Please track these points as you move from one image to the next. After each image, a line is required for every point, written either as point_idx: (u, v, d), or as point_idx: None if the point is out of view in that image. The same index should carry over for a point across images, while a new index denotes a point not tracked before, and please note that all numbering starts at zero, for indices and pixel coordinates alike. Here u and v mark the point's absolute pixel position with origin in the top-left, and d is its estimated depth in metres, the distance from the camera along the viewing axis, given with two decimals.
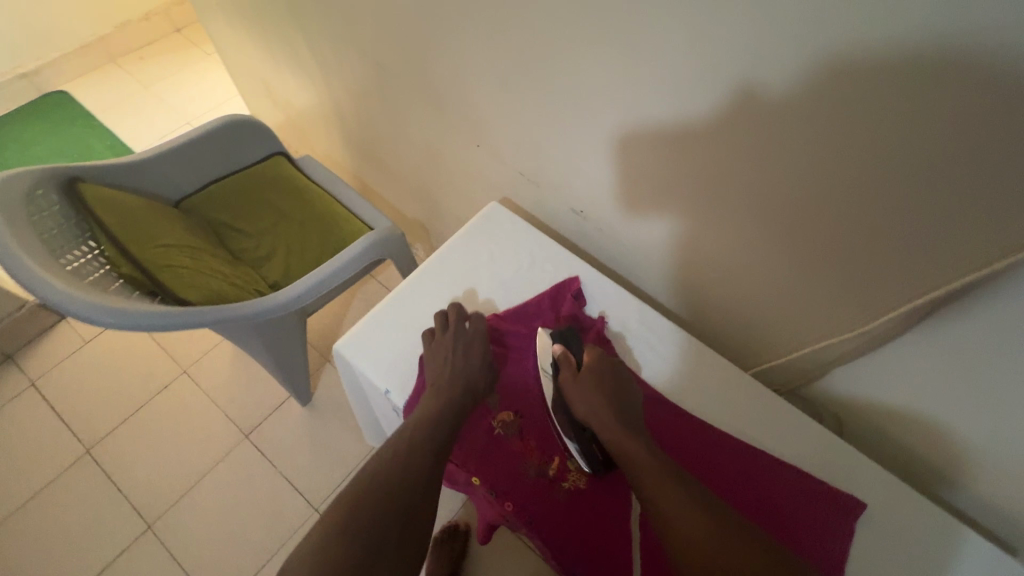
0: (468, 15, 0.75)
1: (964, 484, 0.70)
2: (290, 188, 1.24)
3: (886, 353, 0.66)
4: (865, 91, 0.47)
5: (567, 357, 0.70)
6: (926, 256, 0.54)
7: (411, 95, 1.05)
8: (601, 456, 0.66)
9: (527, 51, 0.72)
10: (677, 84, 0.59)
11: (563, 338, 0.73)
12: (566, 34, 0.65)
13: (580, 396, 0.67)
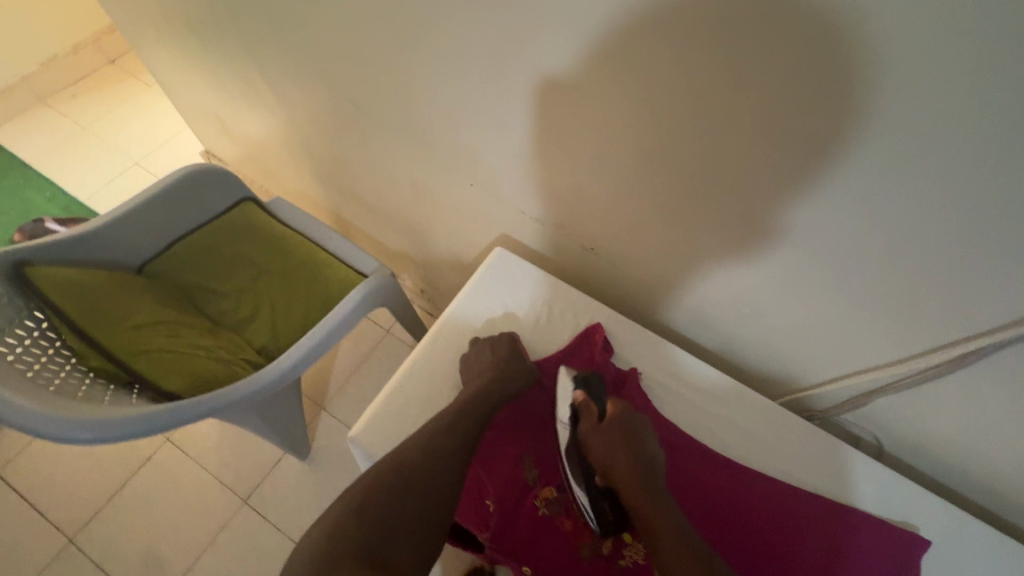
0: (472, 52, 0.70)
1: (1005, 492, 0.71)
2: (266, 238, 1.14)
3: (935, 386, 0.67)
4: (942, 131, 0.46)
5: (590, 406, 0.69)
6: (991, 295, 0.54)
7: (397, 131, 0.98)
8: (612, 518, 0.63)
9: (542, 87, 0.67)
10: (723, 121, 0.57)
11: (585, 383, 0.71)
12: (591, 72, 0.61)
13: (600, 450, 0.65)
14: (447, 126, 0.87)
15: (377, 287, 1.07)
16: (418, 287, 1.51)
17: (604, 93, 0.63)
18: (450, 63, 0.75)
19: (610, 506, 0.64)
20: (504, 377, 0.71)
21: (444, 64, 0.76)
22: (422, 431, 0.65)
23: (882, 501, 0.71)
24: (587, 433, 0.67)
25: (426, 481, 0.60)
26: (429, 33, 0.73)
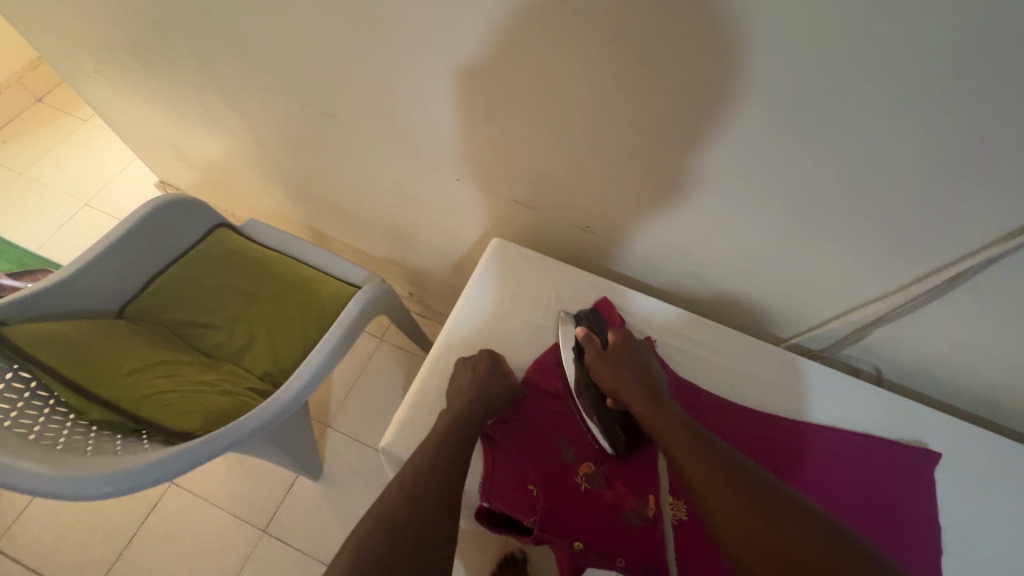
0: (447, 46, 0.70)
1: (994, 394, 0.78)
2: (247, 264, 1.11)
3: (927, 309, 0.72)
4: (915, 73, 0.49)
5: (592, 337, 0.77)
6: (974, 217, 0.59)
7: (371, 136, 0.96)
8: (624, 438, 0.70)
9: (523, 75, 0.68)
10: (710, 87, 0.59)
11: (587, 320, 0.79)
12: (572, 53, 0.62)
13: (606, 372, 0.72)
14: (425, 123, 0.86)
15: (374, 296, 1.07)
16: (406, 289, 1.49)
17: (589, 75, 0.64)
18: (424, 60, 0.74)
19: (621, 427, 0.71)
20: (491, 383, 0.71)
21: (419, 61, 0.75)
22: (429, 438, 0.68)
23: (891, 424, 0.76)
24: (595, 361, 0.74)
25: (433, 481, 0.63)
26: (397, 30, 0.72)
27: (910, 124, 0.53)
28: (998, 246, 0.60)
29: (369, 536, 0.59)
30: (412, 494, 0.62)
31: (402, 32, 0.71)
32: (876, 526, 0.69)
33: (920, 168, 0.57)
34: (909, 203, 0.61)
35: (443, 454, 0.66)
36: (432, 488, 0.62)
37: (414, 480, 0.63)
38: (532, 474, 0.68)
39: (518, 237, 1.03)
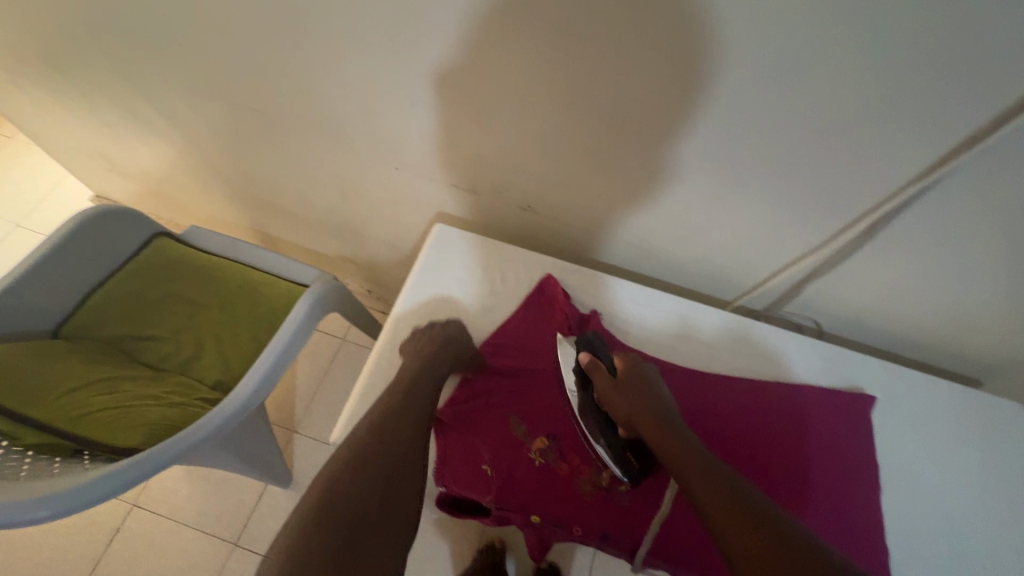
0: (365, 32, 0.68)
1: (923, 340, 0.82)
2: (188, 272, 1.07)
3: (851, 262, 0.74)
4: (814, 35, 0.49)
5: (598, 364, 0.70)
6: (884, 172, 0.61)
7: (304, 130, 0.94)
8: (638, 467, 0.66)
9: (445, 57, 0.67)
10: (623, 62, 0.59)
11: (590, 346, 0.73)
12: (488, 32, 0.61)
13: (616, 401, 0.67)
14: (355, 112, 0.84)
15: (324, 294, 1.05)
16: (364, 287, 1.47)
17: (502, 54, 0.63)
18: (342, 47, 0.72)
19: (634, 453, 0.67)
20: (459, 340, 0.75)
21: (337, 49, 0.73)
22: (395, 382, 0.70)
23: (829, 378, 0.79)
24: (603, 389, 0.68)
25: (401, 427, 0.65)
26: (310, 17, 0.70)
27: (807, 86, 0.54)
28: (911, 186, 0.61)
29: (344, 467, 0.59)
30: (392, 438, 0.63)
31: (316, 19, 0.69)
32: (825, 468, 0.72)
33: (825, 126, 0.58)
34: (822, 160, 0.62)
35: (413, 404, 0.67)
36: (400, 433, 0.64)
37: (392, 427, 0.64)
38: (485, 456, 0.68)
39: (466, 224, 1.02)
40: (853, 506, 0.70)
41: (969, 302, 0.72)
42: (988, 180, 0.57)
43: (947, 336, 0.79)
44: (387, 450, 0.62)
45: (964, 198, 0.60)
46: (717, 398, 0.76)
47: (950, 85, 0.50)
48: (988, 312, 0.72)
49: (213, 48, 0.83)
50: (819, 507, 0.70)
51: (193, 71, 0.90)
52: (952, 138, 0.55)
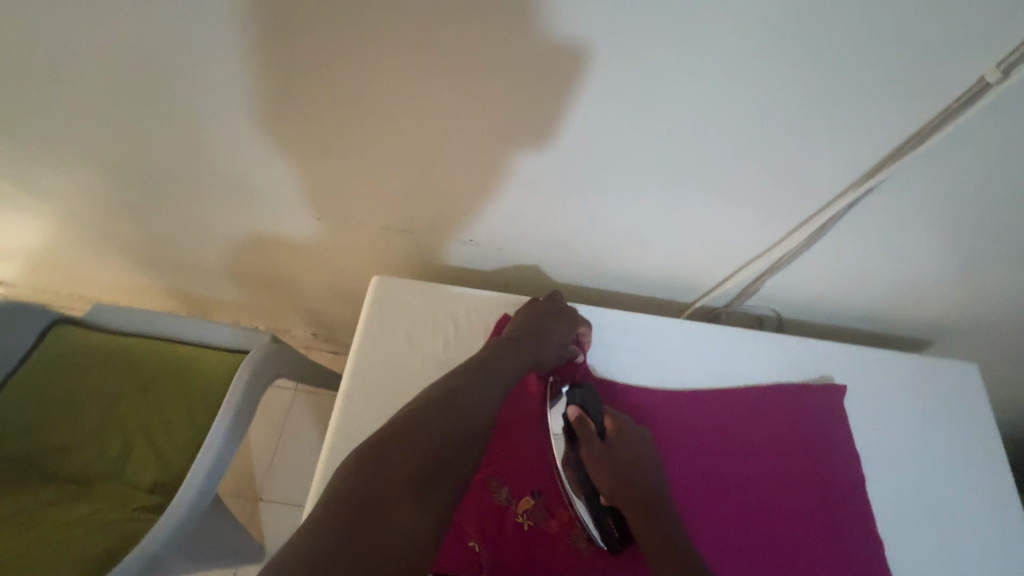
0: (267, 73, 0.62)
1: (870, 309, 0.85)
2: (100, 362, 0.94)
3: (804, 257, 0.76)
4: (735, 25, 0.50)
5: (588, 425, 0.67)
6: (820, 154, 0.62)
7: (213, 180, 0.82)
8: (619, 534, 0.64)
9: (360, 90, 0.62)
10: (553, 74, 0.56)
11: (581, 400, 0.69)
12: (403, 57, 0.57)
13: (603, 471, 0.65)
14: (274, 154, 0.74)
15: (261, 360, 0.92)
16: (309, 331, 1.35)
17: (457, 77, 0.58)
18: (257, 83, 0.63)
19: (616, 522, 0.64)
20: (557, 334, 0.73)
21: (249, 87, 0.64)
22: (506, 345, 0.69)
23: (798, 367, 0.80)
24: (591, 456, 0.66)
25: (484, 391, 0.61)
26: (215, 51, 0.59)
27: (776, 80, 0.54)
28: (859, 187, 0.64)
29: (410, 412, 0.56)
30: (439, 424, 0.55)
31: (223, 51, 0.59)
32: (813, 469, 0.72)
33: (790, 120, 0.58)
34: (787, 153, 0.62)
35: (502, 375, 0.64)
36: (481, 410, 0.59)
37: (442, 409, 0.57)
38: (470, 530, 0.63)
39: (409, 258, 0.94)
40: (844, 504, 0.70)
41: (905, 267, 0.76)
42: (939, 166, 0.61)
43: (889, 301, 0.83)
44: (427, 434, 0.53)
45: (915, 185, 0.63)
46: (702, 412, 0.75)
47: (866, 60, 0.52)
48: (933, 281, 0.78)
49: (88, 101, 0.69)
50: (804, 515, 0.69)
51: (70, 131, 0.76)
52: (875, 113, 0.57)
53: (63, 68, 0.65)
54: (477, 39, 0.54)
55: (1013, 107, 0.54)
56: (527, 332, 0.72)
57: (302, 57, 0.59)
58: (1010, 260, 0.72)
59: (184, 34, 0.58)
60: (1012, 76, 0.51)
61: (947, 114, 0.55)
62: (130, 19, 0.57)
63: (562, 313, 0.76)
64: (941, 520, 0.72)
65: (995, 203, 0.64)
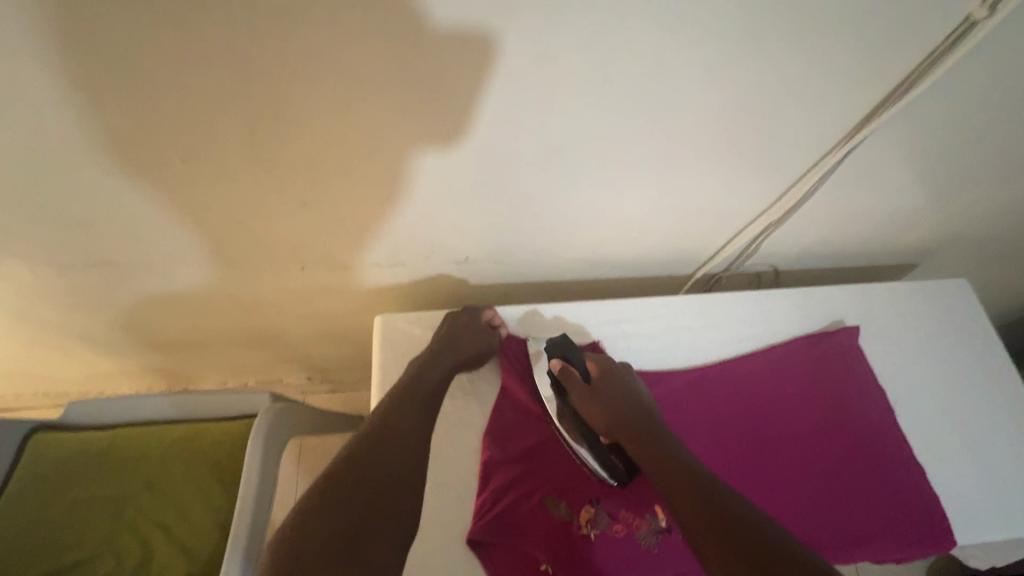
0: (247, 126, 0.58)
1: (856, 245, 0.90)
2: (91, 468, 0.87)
3: (798, 211, 0.80)
4: None
5: (572, 372, 0.70)
6: (807, 107, 0.64)
7: (192, 244, 0.76)
8: (625, 468, 0.66)
9: (350, 127, 0.59)
10: (558, 76, 0.56)
11: (561, 350, 0.72)
12: (399, 86, 0.55)
13: (595, 408, 0.66)
14: (261, 205, 0.70)
15: (271, 424, 0.87)
16: (303, 376, 1.29)
17: (471, 94, 0.57)
18: (231, 138, 0.59)
19: (618, 455, 0.66)
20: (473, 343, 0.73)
21: (223, 143, 0.60)
22: (425, 362, 0.69)
23: (813, 315, 0.82)
24: (580, 397, 0.68)
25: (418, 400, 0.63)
26: (201, 107, 0.55)
27: (768, 45, 0.56)
28: (852, 138, 0.68)
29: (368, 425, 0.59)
30: (395, 430, 0.58)
31: (210, 106, 0.55)
32: (847, 412, 0.74)
33: (788, 75, 0.60)
34: (784, 110, 0.64)
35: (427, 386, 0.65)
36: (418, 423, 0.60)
37: (387, 419, 0.59)
38: (540, 554, 0.62)
39: (407, 284, 0.91)
40: (882, 443, 0.73)
41: (885, 201, 0.81)
42: (925, 103, 0.65)
43: (872, 234, 0.88)
44: (389, 442, 0.56)
45: (902, 125, 0.67)
46: (733, 379, 0.76)
47: (849, 11, 0.54)
48: (917, 208, 0.83)
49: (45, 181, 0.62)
50: (846, 456, 0.72)
51: (27, 220, 0.69)
52: (862, 59, 0.59)
53: (16, 153, 0.58)
54: (493, 52, 0.53)
55: (991, 40, 0.58)
56: (439, 340, 0.72)
57: (304, 102, 0.56)
58: (986, 178, 0.78)
59: (166, 94, 0.54)
60: (997, 12, 0.54)
61: (935, 57, 0.59)
62: (100, 86, 0.52)
63: (460, 311, 0.76)
64: (973, 434, 0.76)
65: (972, 128, 0.69)
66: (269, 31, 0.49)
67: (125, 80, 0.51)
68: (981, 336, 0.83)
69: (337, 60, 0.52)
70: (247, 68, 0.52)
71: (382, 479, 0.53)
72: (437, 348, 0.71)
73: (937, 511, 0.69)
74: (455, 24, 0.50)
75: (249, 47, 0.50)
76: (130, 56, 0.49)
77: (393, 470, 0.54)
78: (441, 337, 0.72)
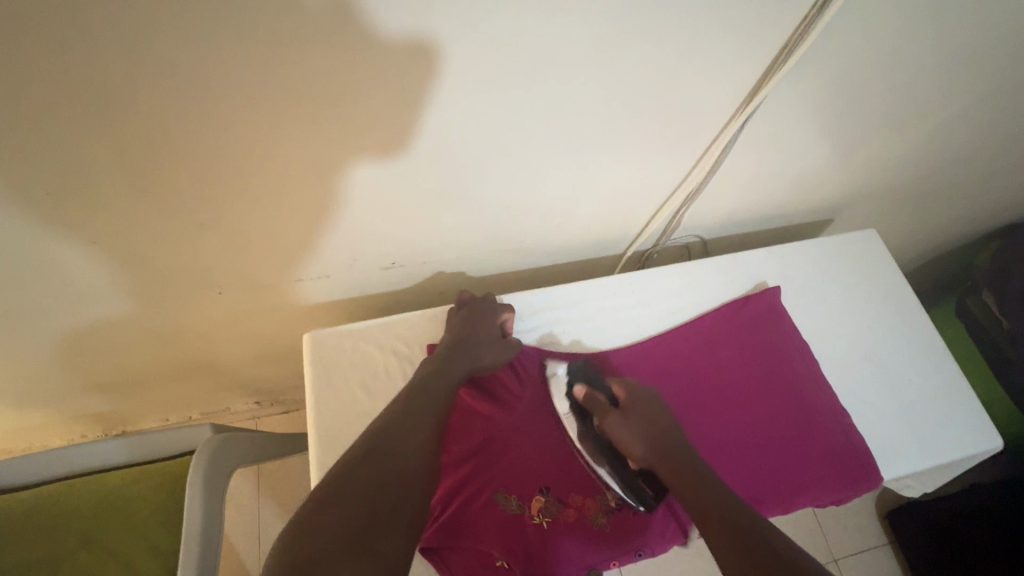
0: (124, 151, 0.54)
1: (771, 207, 0.95)
2: (21, 530, 0.80)
3: (713, 180, 0.83)
4: None
5: (599, 399, 0.70)
6: (704, 83, 0.65)
7: (95, 283, 0.71)
8: (651, 490, 0.68)
9: (239, 142, 0.56)
10: (450, 72, 0.55)
11: (584, 377, 0.72)
12: (283, 93, 0.52)
13: (627, 437, 0.66)
14: (158, 232, 0.65)
15: (213, 455, 0.83)
16: (251, 401, 1.25)
17: (358, 99, 0.55)
18: (108, 167, 0.55)
19: (645, 480, 0.69)
20: (492, 334, 0.72)
21: (99, 174, 0.56)
22: (446, 353, 0.67)
23: (737, 280, 0.85)
24: (609, 423, 0.68)
25: (441, 394, 0.61)
26: (55, 132, 0.50)
27: (655, 29, 0.56)
28: (745, 106, 0.70)
29: (377, 426, 0.56)
30: (403, 427, 0.55)
31: (72, 136, 0.51)
32: (775, 371, 0.78)
33: (679, 51, 0.60)
34: (684, 87, 0.65)
35: (452, 381, 0.64)
36: (435, 420, 0.58)
37: (402, 419, 0.56)
38: (495, 551, 0.63)
39: (342, 295, 0.89)
40: (811, 396, 0.76)
41: (792, 163, 0.84)
42: (813, 69, 0.67)
43: (784, 194, 0.92)
44: (398, 441, 0.53)
45: (793, 92, 0.70)
46: (672, 350, 0.78)
47: None
48: (820, 168, 0.88)
49: None
50: (777, 412, 0.75)
51: None
52: (747, 34, 0.60)
53: None
54: (376, 56, 0.51)
55: (863, 6, 0.60)
56: (454, 341, 0.70)
57: (177, 116, 0.52)
58: (878, 132, 0.83)
59: (17, 132, 0.49)
60: None
61: (808, 20, 0.60)
62: None
63: (480, 314, 0.73)
64: (891, 374, 0.82)
65: (859, 86, 0.72)
66: (122, 53, 0.45)
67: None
68: (891, 279, 0.89)
69: (202, 70, 0.48)
70: (97, 85, 0.47)
71: (390, 485, 0.50)
72: (455, 348, 0.68)
73: (864, 452, 0.74)
74: (326, 28, 0.47)
75: (102, 73, 0.46)
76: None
77: (400, 470, 0.51)
78: (455, 337, 0.70)
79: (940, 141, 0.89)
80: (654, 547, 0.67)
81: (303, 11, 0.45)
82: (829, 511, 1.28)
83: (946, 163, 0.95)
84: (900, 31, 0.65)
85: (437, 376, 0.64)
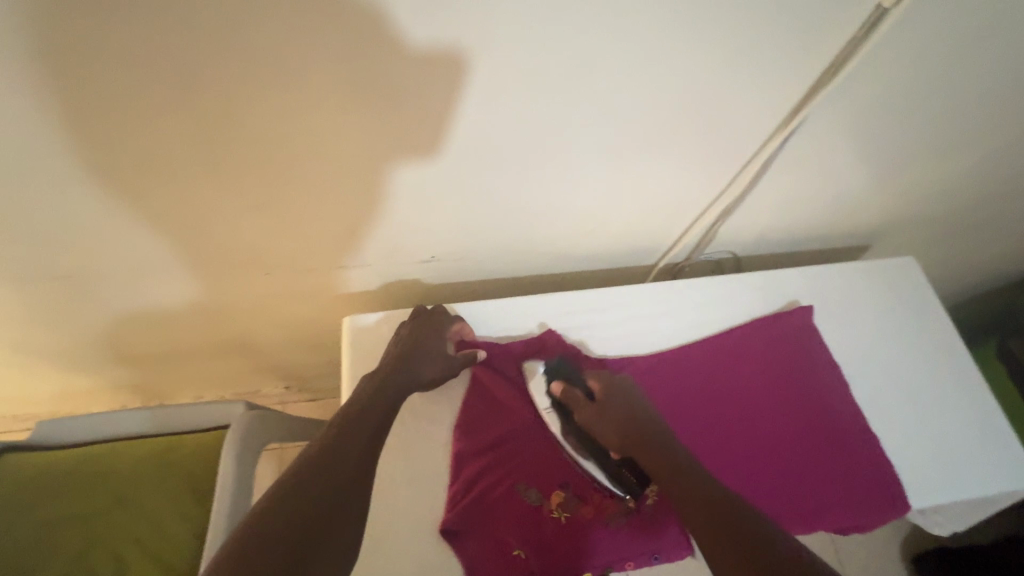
0: (202, 135, 0.58)
1: (806, 228, 0.95)
2: (63, 485, 0.85)
3: (750, 197, 0.84)
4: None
5: (575, 395, 0.70)
6: (747, 99, 0.67)
7: (156, 255, 0.76)
8: (635, 479, 0.67)
9: (302, 132, 0.60)
10: (501, 77, 0.58)
11: (561, 373, 0.72)
12: (348, 90, 0.56)
13: (603, 430, 0.67)
14: (220, 212, 0.70)
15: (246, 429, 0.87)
16: (281, 385, 1.29)
17: (415, 98, 0.58)
18: (184, 149, 0.60)
19: (629, 469, 0.67)
20: (438, 347, 0.72)
21: (176, 154, 0.60)
22: (388, 366, 0.68)
23: (770, 297, 0.85)
24: (588, 418, 0.68)
25: (379, 410, 0.62)
26: (145, 112, 0.55)
27: (702, 43, 0.58)
28: (788, 123, 0.71)
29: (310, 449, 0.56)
30: (341, 447, 0.56)
31: (158, 115, 0.55)
32: (805, 389, 0.77)
33: (724, 67, 0.62)
34: (727, 102, 0.67)
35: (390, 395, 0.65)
36: (371, 434, 0.59)
37: (338, 440, 0.57)
38: (513, 539, 0.64)
39: (380, 285, 0.92)
40: (840, 416, 0.76)
41: (830, 184, 0.85)
42: (856, 92, 0.68)
43: (820, 216, 0.92)
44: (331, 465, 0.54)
45: (835, 114, 0.71)
46: (696, 362, 0.79)
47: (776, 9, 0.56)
48: (859, 191, 0.88)
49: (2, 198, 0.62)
50: (805, 430, 0.75)
51: None
52: (794, 54, 0.62)
53: None
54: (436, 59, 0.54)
55: (909, 31, 0.61)
56: (401, 354, 0.70)
57: (251, 104, 0.56)
58: (920, 160, 0.82)
59: (110, 104, 0.53)
60: None
61: (855, 41, 0.61)
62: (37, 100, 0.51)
63: (429, 325, 0.73)
64: (925, 405, 0.80)
65: (904, 111, 0.73)
66: (212, 44, 0.49)
67: (61, 90, 0.51)
68: (929, 309, 0.87)
69: (279, 61, 0.52)
70: (188, 72, 0.52)
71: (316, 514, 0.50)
72: (399, 361, 0.69)
73: (890, 478, 0.73)
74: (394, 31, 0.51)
75: (194, 63, 0.51)
76: (60, 65, 0.48)
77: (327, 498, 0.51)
78: (403, 349, 0.71)
79: (985, 173, 0.87)
80: (669, 553, 0.67)
81: (376, 10, 0.49)
82: (851, 550, 1.24)
83: (992, 196, 0.94)
84: (947, 58, 0.65)
85: (373, 392, 0.64)
